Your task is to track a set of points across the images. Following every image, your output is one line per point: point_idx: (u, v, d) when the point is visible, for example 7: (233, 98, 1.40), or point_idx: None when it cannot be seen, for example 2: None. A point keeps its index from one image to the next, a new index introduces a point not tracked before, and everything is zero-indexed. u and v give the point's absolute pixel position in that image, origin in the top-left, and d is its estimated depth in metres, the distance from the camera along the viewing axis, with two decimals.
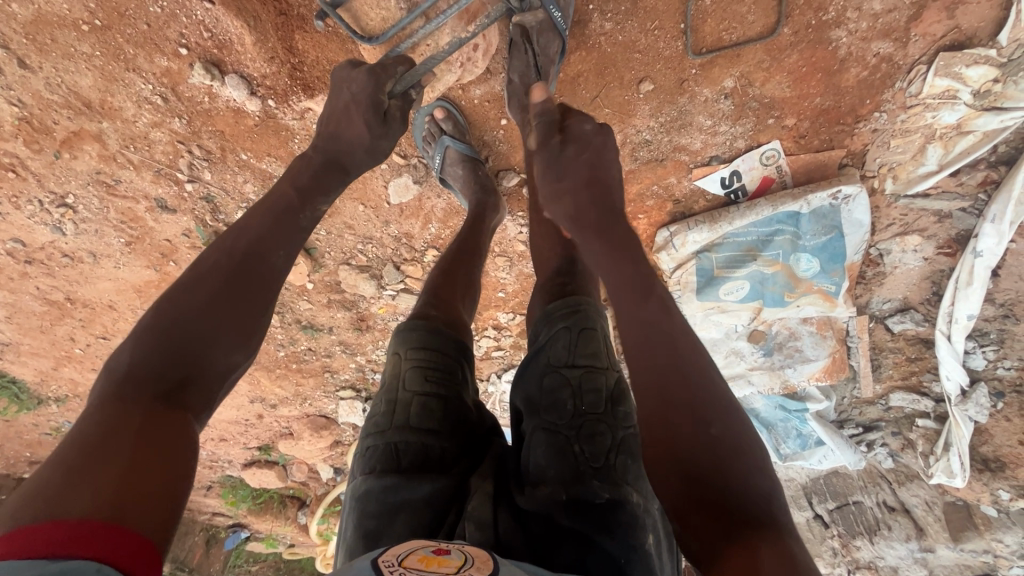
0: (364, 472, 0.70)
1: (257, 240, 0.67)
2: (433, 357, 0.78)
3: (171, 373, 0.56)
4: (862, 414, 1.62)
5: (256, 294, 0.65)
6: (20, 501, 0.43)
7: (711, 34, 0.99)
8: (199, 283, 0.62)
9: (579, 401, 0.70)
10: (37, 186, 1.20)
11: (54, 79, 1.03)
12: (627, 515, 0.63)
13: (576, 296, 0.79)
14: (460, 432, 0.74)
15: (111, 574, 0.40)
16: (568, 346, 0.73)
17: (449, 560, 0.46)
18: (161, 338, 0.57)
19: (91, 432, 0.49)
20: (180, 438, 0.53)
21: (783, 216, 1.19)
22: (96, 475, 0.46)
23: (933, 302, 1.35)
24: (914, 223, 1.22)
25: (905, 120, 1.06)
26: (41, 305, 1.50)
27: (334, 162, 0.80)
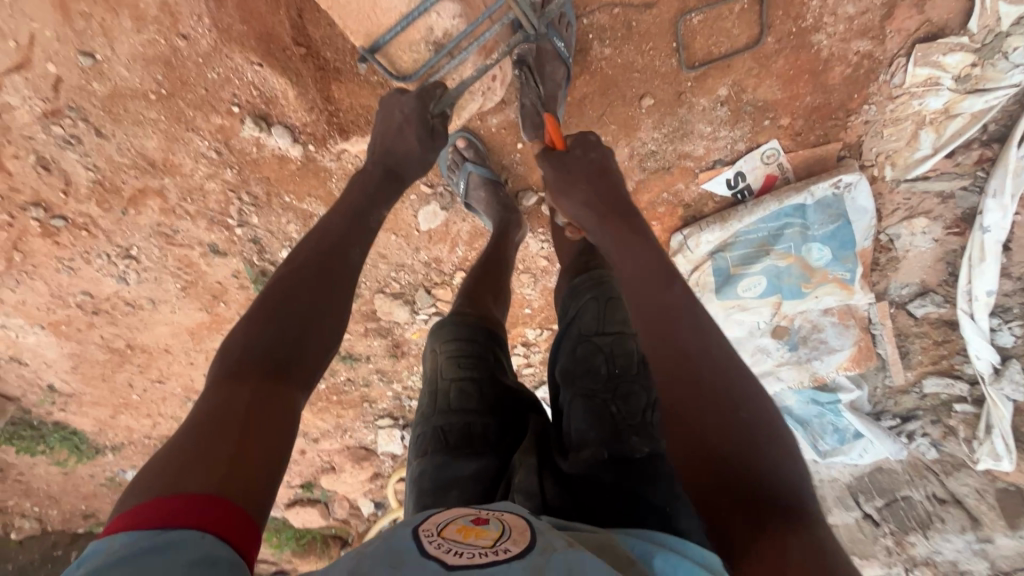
0: (419, 455, 0.81)
1: (338, 245, 0.78)
2: (464, 346, 0.89)
3: (278, 355, 0.65)
4: (898, 404, 1.63)
5: (340, 284, 0.75)
6: (157, 466, 0.53)
7: (701, 49, 1.10)
8: (289, 282, 0.72)
9: (612, 364, 0.82)
10: (106, 242, 1.34)
11: (125, 144, 1.17)
12: (666, 467, 0.72)
13: (599, 271, 0.90)
14: (497, 409, 0.84)
15: (213, 540, 0.48)
16: (598, 317, 0.85)
17: (486, 531, 0.51)
18: (275, 328, 0.67)
19: (214, 410, 0.59)
20: (285, 410, 0.62)
21: (789, 209, 1.26)
22: (210, 446, 0.55)
23: (951, 282, 1.39)
24: (919, 206, 1.28)
25: (893, 109, 1.14)
26: (104, 353, 1.62)
27: (388, 169, 0.90)
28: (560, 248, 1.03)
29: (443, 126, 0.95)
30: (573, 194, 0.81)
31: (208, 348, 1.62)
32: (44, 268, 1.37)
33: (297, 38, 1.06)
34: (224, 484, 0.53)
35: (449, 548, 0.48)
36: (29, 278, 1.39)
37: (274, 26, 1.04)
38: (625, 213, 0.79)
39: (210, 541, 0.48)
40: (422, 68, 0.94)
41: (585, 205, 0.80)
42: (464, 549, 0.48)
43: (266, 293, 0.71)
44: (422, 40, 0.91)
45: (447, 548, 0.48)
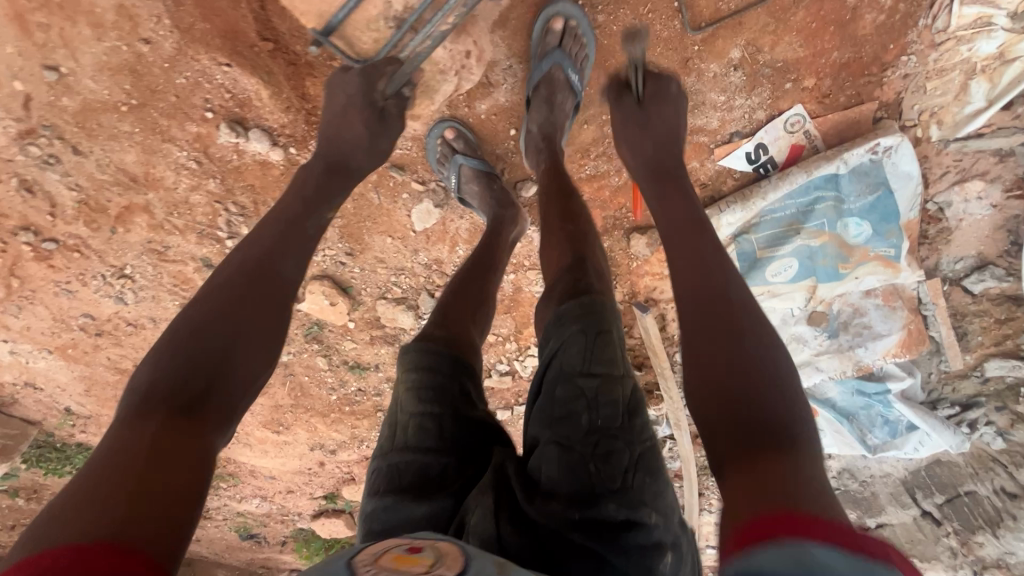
0: (367, 493, 0.71)
1: (273, 257, 0.71)
2: (427, 376, 0.77)
3: (193, 386, 0.59)
4: (957, 391, 1.47)
5: (269, 301, 0.68)
6: (38, 523, 0.46)
7: (707, 8, 0.98)
8: (214, 298, 0.65)
9: (595, 415, 0.68)
10: (99, 262, 1.31)
11: (104, 160, 1.13)
12: (643, 537, 0.62)
13: (594, 299, 0.74)
14: (460, 447, 0.73)
15: None
16: (584, 354, 0.69)
17: (421, 558, 0.47)
18: (191, 351, 0.61)
19: (118, 444, 0.53)
20: (195, 448, 0.55)
21: (820, 181, 1.12)
22: (99, 496, 0.48)
23: (1013, 252, 1.23)
24: (972, 167, 1.13)
25: (938, 59, 1.00)
26: (113, 375, 1.60)
27: (336, 163, 0.86)
28: (548, 264, 0.88)
29: (394, 108, 0.93)
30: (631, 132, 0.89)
31: None
32: (44, 291, 1.36)
33: (264, 32, 1.00)
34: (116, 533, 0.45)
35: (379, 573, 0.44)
36: (29, 303, 1.38)
37: (239, 22, 0.98)
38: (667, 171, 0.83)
39: None
40: (382, 65, 0.90)
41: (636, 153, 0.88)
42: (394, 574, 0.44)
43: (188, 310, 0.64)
44: (379, 16, 0.89)
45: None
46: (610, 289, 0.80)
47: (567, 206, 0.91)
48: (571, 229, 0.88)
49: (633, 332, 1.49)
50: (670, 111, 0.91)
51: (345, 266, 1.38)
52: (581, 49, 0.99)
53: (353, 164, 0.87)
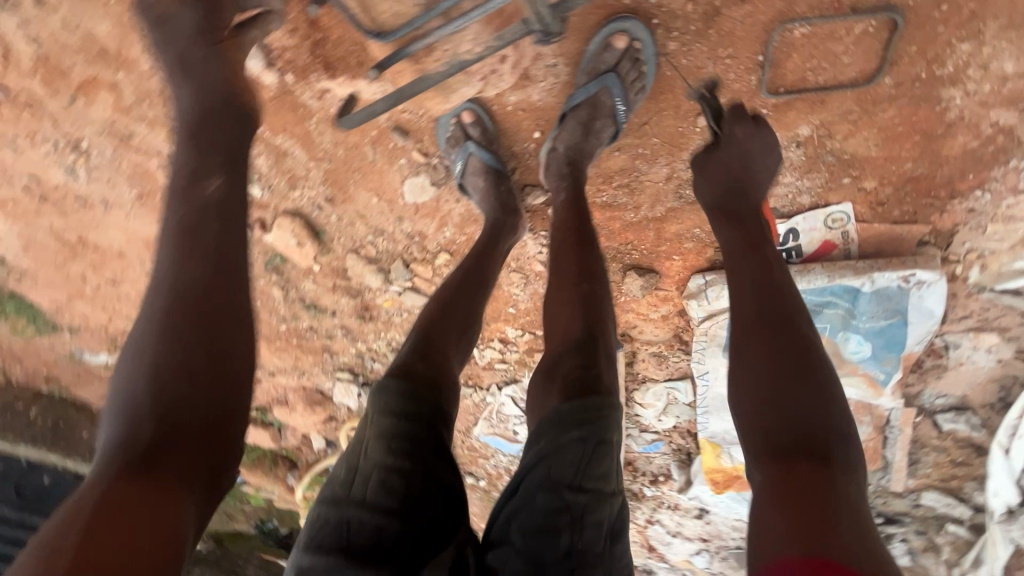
0: (307, 546, 0.66)
1: (177, 252, 0.67)
2: (402, 424, 0.71)
3: (139, 441, 0.58)
4: (886, 505, 1.43)
5: (172, 315, 0.64)
6: None
7: (792, 73, 0.86)
8: (133, 348, 0.63)
9: (576, 535, 0.65)
10: (52, 128, 1.17)
11: (72, 21, 0.98)
12: None
13: (608, 398, 0.71)
14: (418, 517, 0.68)
15: None
16: (578, 467, 0.66)
17: None
18: (128, 370, 0.62)
19: (62, 531, 0.53)
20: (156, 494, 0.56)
21: (839, 289, 1.02)
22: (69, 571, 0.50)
23: (996, 406, 1.21)
24: (994, 320, 1.05)
25: (1011, 206, 0.89)
26: (55, 243, 1.49)
27: (213, 110, 0.76)
28: (552, 325, 0.83)
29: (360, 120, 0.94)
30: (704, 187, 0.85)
31: None
32: None
33: None
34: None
35: None
36: None
37: None
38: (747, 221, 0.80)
39: None
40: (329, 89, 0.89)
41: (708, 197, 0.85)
42: None
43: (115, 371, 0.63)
44: None
45: None
46: (614, 373, 0.78)
47: (585, 261, 0.85)
48: (584, 290, 0.83)
49: None
50: (755, 143, 0.84)
51: (322, 211, 1.23)
52: (638, 77, 0.90)
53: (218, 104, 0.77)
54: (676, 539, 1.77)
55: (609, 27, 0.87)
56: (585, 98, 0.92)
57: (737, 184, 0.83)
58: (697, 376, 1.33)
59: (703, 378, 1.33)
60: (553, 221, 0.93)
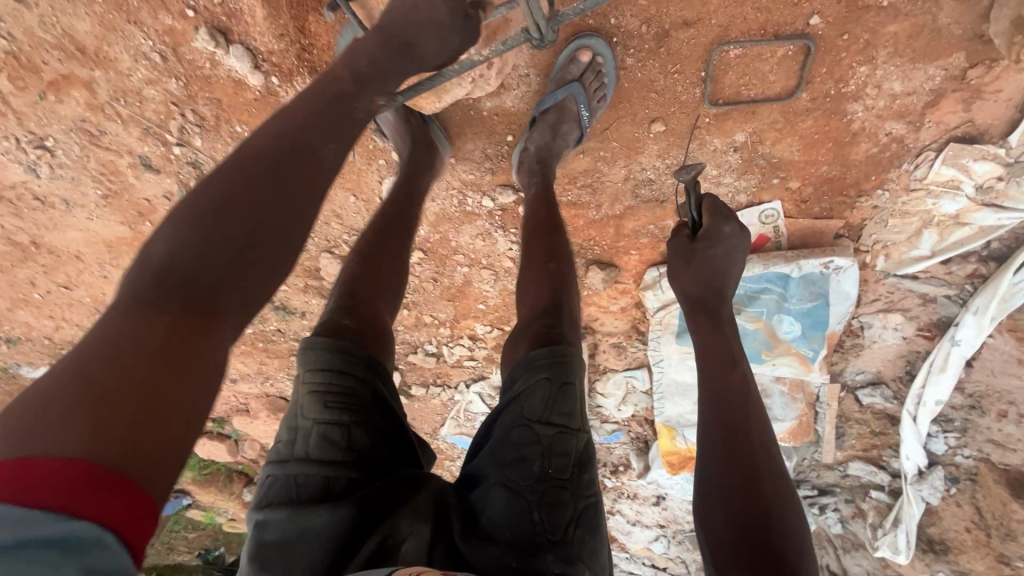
0: (259, 504, 0.67)
1: (313, 127, 0.62)
2: (333, 378, 0.71)
3: (201, 282, 0.51)
4: (819, 477, 1.59)
5: (294, 184, 0.58)
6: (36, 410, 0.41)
7: (729, 87, 1.00)
8: (239, 174, 0.56)
9: (547, 463, 0.71)
10: (16, 124, 1.15)
11: (49, 19, 0.98)
12: None
13: (563, 346, 0.77)
14: (370, 463, 0.70)
15: (108, 545, 0.39)
16: (545, 404, 0.72)
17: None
18: (224, 196, 0.54)
19: (113, 346, 0.45)
20: (205, 359, 0.49)
21: (773, 276, 1.19)
22: (97, 397, 0.43)
23: (905, 380, 1.35)
24: (898, 302, 1.22)
25: (905, 202, 1.06)
26: (4, 245, 1.43)
27: (397, 44, 0.71)
28: (521, 302, 0.90)
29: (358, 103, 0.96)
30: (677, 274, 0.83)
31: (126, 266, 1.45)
32: None
33: None
34: (118, 453, 0.42)
35: None
36: None
37: None
38: (716, 314, 0.80)
39: (105, 547, 0.39)
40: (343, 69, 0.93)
41: (684, 289, 0.84)
42: None
43: (195, 191, 0.55)
44: None
45: None
46: (577, 337, 0.83)
47: (551, 244, 0.93)
48: (553, 268, 0.89)
49: None
50: (729, 250, 0.80)
51: None
52: (600, 86, 1.01)
53: (417, 47, 0.72)
54: (636, 527, 1.86)
55: (578, 42, 0.99)
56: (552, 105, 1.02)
57: (713, 288, 0.81)
58: (653, 364, 1.43)
59: (659, 366, 1.44)
60: (527, 212, 1.01)
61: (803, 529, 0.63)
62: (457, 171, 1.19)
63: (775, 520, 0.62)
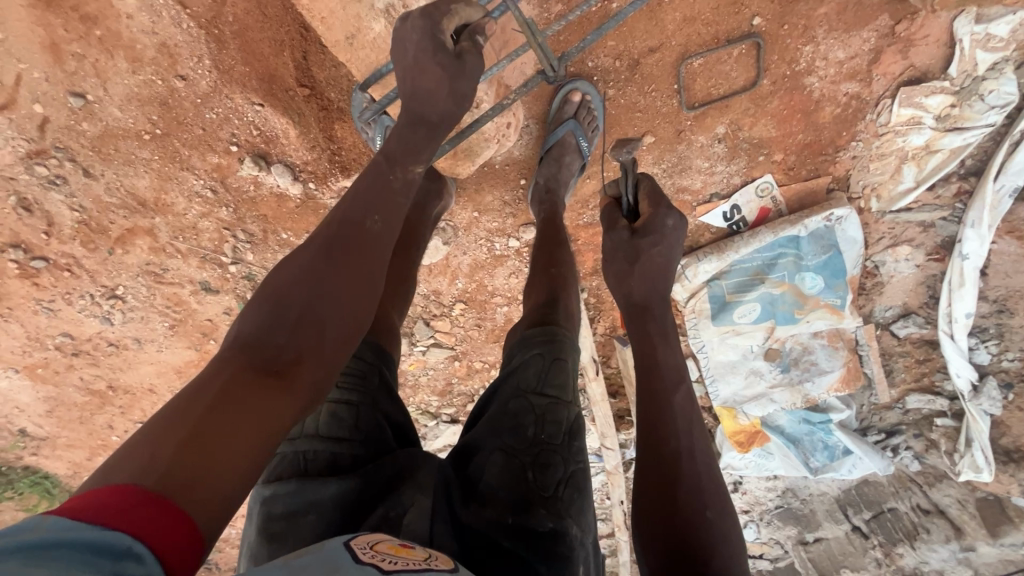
0: (267, 479, 0.68)
1: (360, 205, 0.65)
2: (347, 364, 0.77)
3: (269, 350, 0.55)
4: (883, 419, 1.63)
5: (347, 260, 0.61)
6: (123, 448, 0.47)
7: (701, 91, 1.15)
8: (302, 254, 0.61)
9: (540, 429, 0.75)
10: (89, 282, 1.27)
11: (114, 183, 1.13)
12: (565, 547, 0.65)
13: (553, 327, 0.85)
14: (373, 444, 0.73)
15: (140, 553, 0.40)
16: (540, 374, 0.78)
17: (413, 552, 0.50)
18: (291, 277, 0.59)
19: (192, 396, 0.50)
20: (268, 416, 0.52)
21: (783, 240, 1.30)
22: (162, 434, 0.47)
23: (932, 304, 1.43)
24: (902, 235, 1.34)
25: (879, 146, 1.19)
26: (83, 396, 1.52)
27: (417, 118, 0.75)
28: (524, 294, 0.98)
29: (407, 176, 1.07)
30: (619, 279, 0.84)
31: None
32: (22, 310, 1.30)
33: (302, 79, 1.08)
34: (164, 477, 0.45)
35: (383, 556, 0.46)
36: (4, 321, 1.31)
37: (279, 68, 1.05)
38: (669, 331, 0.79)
39: (137, 555, 0.40)
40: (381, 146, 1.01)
41: (626, 297, 0.84)
42: (397, 558, 0.46)
43: (271, 275, 0.60)
44: None
45: (381, 557, 0.46)
46: (575, 328, 0.91)
47: (551, 254, 1.02)
48: (553, 272, 0.97)
49: (611, 361, 1.58)
50: (663, 249, 0.82)
51: None
52: (592, 119, 1.16)
53: (434, 117, 0.75)
54: None
55: (571, 85, 1.14)
56: (555, 143, 1.16)
57: (657, 291, 0.82)
58: (697, 351, 1.51)
59: (703, 351, 1.52)
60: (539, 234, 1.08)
61: (731, 536, 0.66)
62: (482, 223, 1.33)
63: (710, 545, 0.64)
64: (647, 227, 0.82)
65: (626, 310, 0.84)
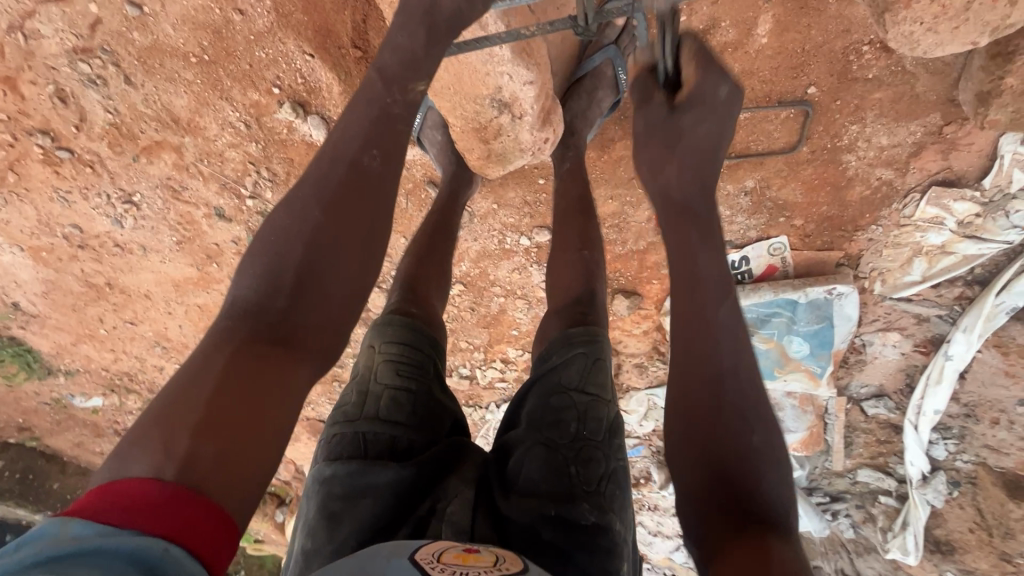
0: (330, 458, 0.72)
1: (354, 138, 0.63)
2: (407, 354, 0.82)
3: (272, 315, 0.55)
4: (831, 484, 1.69)
5: (347, 200, 0.60)
6: (128, 435, 0.47)
7: (740, 143, 1.17)
8: (294, 200, 0.60)
9: (582, 426, 0.77)
10: (109, 183, 1.29)
11: (152, 96, 1.14)
12: (608, 541, 0.69)
13: (595, 327, 0.85)
14: (427, 429, 0.78)
15: (176, 555, 0.41)
16: (583, 372, 0.79)
17: (481, 557, 0.50)
18: (286, 226, 0.59)
19: (196, 376, 0.50)
20: (280, 381, 0.52)
21: (782, 301, 1.32)
22: (167, 419, 0.47)
23: (905, 392, 1.47)
24: (895, 321, 1.36)
25: (897, 235, 1.21)
26: (81, 286, 1.56)
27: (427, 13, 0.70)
28: (557, 283, 0.97)
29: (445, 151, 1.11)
30: (662, 178, 0.76)
31: (190, 302, 1.58)
32: (39, 194, 1.32)
33: (356, 41, 1.08)
34: (184, 465, 0.45)
35: (452, 568, 0.47)
36: (19, 200, 1.33)
37: (336, 24, 1.06)
38: (706, 225, 0.71)
39: (172, 556, 0.40)
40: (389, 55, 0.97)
41: (665, 190, 0.76)
42: (464, 568, 0.47)
43: (263, 229, 0.60)
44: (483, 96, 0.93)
45: (450, 569, 0.46)
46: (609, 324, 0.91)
47: (585, 231, 1.00)
48: (586, 255, 0.97)
49: None
50: (709, 121, 0.76)
51: None
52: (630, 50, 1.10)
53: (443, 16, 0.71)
54: (658, 538, 1.93)
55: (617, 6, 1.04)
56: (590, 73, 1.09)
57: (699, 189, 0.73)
58: None
59: None
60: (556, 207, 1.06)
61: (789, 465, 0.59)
62: (499, 216, 1.35)
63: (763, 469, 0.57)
64: (690, 99, 0.76)
65: (662, 219, 0.75)
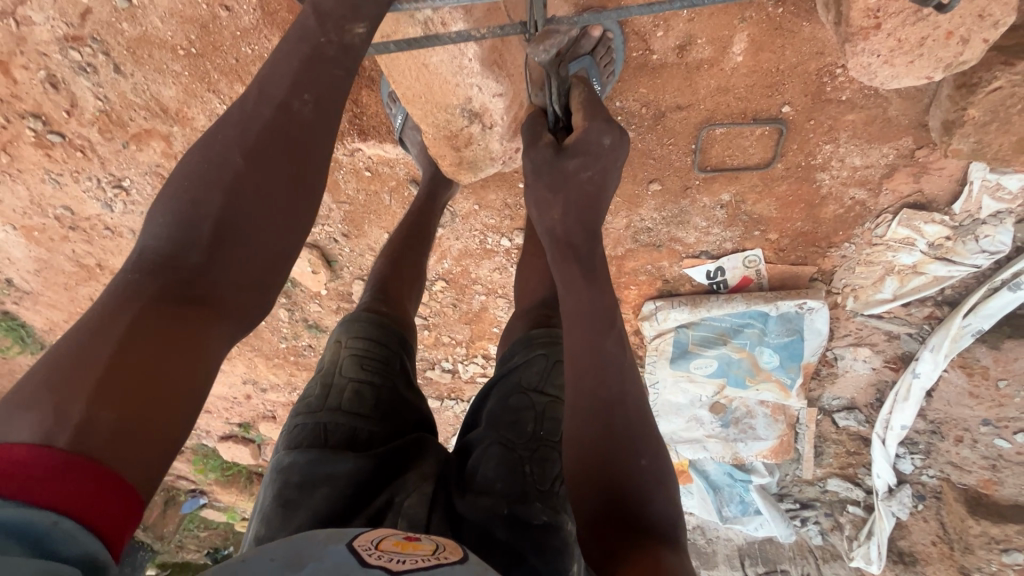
0: (290, 447, 0.74)
1: (282, 85, 0.60)
2: (373, 350, 0.84)
3: (187, 268, 0.53)
4: (801, 492, 1.70)
5: (276, 148, 0.58)
6: (13, 395, 0.43)
7: (715, 156, 1.17)
8: (212, 146, 0.58)
9: (539, 426, 0.79)
10: (99, 167, 1.31)
11: (141, 86, 1.16)
12: (559, 540, 0.69)
13: (558, 329, 0.88)
14: (391, 422, 0.79)
15: (68, 529, 0.38)
16: (542, 373, 0.82)
17: (421, 545, 0.48)
18: (203, 171, 0.56)
19: (97, 328, 0.47)
20: (194, 340, 0.50)
21: (754, 313, 1.35)
22: (61, 377, 0.44)
23: (875, 406, 1.50)
24: (866, 337, 1.38)
25: (869, 253, 1.23)
26: (72, 266, 1.59)
27: None
28: (524, 290, 1.00)
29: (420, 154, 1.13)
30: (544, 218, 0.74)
31: None
32: (31, 175, 1.34)
33: None
34: (80, 434, 0.41)
35: (391, 557, 0.44)
36: (12, 180, 1.36)
37: None
38: (594, 270, 0.71)
39: (64, 530, 0.38)
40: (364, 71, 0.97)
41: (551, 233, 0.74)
42: (405, 556, 0.45)
43: (176, 176, 0.57)
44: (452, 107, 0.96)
45: (390, 557, 0.44)
46: None
47: None
48: None
49: None
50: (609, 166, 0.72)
51: (338, 244, 1.50)
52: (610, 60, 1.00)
53: None
54: None
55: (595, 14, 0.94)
56: None
57: (585, 225, 0.72)
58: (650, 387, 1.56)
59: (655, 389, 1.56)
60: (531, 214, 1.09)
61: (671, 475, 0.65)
62: (481, 216, 1.37)
63: (648, 493, 0.62)
64: (576, 146, 0.70)
65: (552, 250, 0.74)
